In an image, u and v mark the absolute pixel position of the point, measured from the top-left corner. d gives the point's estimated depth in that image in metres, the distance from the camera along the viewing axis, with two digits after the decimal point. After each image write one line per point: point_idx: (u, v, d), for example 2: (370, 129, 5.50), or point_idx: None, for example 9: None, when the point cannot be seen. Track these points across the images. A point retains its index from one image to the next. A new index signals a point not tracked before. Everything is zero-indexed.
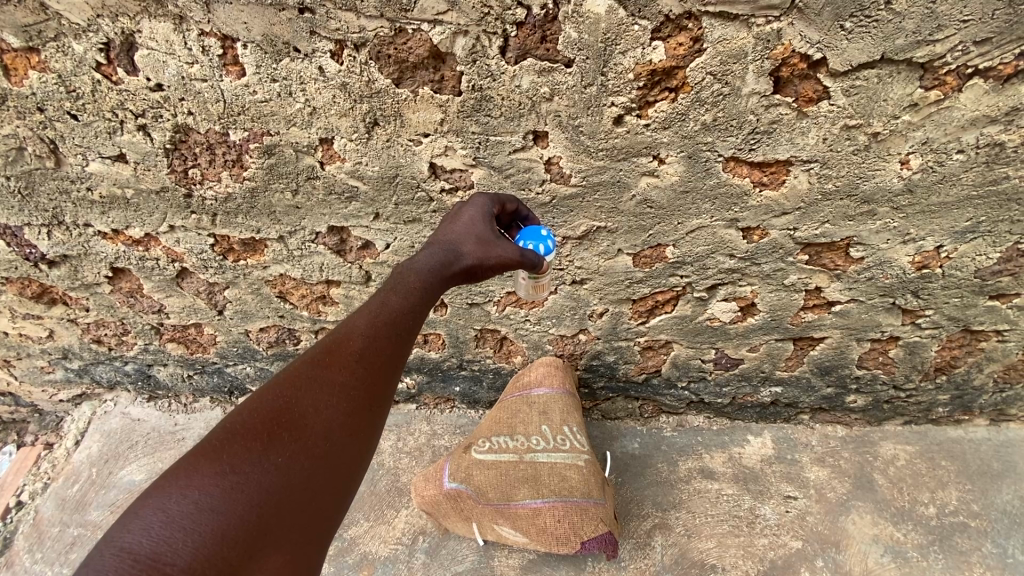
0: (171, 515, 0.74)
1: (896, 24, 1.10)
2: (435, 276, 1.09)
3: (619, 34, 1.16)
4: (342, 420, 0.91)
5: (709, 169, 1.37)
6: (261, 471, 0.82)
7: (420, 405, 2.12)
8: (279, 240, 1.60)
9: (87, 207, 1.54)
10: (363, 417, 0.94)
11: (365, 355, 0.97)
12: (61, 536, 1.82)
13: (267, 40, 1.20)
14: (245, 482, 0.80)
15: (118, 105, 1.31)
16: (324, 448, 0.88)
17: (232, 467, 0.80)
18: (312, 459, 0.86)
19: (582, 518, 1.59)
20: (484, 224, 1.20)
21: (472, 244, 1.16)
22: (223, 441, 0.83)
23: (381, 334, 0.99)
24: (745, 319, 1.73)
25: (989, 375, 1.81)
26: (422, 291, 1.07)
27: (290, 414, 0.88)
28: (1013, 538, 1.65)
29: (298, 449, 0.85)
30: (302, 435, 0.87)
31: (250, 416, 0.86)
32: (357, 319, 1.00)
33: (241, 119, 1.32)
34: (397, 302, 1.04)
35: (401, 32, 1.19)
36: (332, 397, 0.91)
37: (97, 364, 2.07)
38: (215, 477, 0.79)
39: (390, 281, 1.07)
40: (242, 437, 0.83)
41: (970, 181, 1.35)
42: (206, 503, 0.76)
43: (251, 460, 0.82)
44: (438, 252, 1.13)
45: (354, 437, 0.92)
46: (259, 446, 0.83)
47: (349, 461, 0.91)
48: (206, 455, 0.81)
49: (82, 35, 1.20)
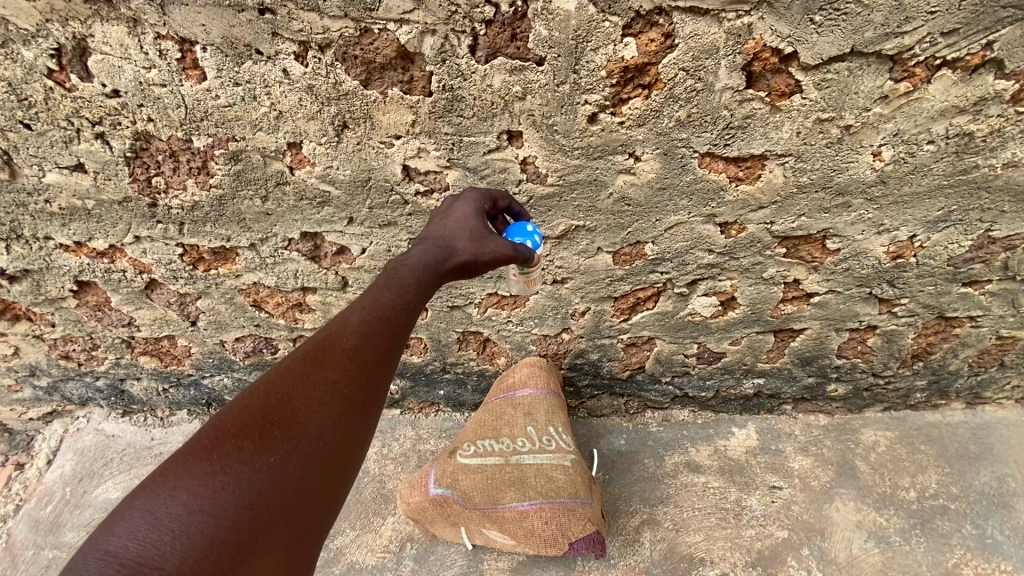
0: (159, 518, 0.71)
1: (863, 16, 1.11)
2: (430, 272, 1.07)
3: (590, 32, 1.14)
4: (338, 419, 0.88)
5: (685, 165, 1.36)
6: (253, 471, 0.79)
7: (404, 410, 2.09)
8: (250, 248, 1.56)
9: (46, 219, 1.48)
10: (360, 415, 0.91)
11: (360, 351, 0.94)
12: (35, 560, 1.75)
13: (227, 43, 1.16)
14: (236, 483, 0.77)
15: (73, 113, 1.26)
16: (318, 446, 0.85)
17: (224, 467, 0.77)
18: (307, 459, 0.83)
19: (568, 519, 1.57)
20: (476, 220, 1.18)
21: (465, 240, 1.14)
22: (213, 440, 0.80)
23: (375, 330, 0.97)
24: (725, 313, 1.74)
25: (964, 360, 1.84)
26: (417, 287, 1.04)
27: (283, 412, 0.85)
28: (992, 519, 1.68)
29: (290, 449, 0.82)
30: (295, 433, 0.84)
31: (242, 414, 0.83)
32: (351, 315, 0.97)
33: (204, 125, 1.28)
34: (392, 296, 1.01)
35: (367, 32, 1.16)
36: (326, 394, 0.88)
37: (67, 381, 2.01)
38: (206, 477, 0.76)
39: (384, 276, 1.05)
40: (233, 436, 0.80)
41: (941, 171, 1.36)
42: (196, 505, 0.73)
43: (244, 459, 0.79)
44: (430, 250, 1.10)
45: (349, 435, 0.89)
46: (251, 446, 0.80)
47: (343, 461, 0.88)
48: (196, 454, 0.78)
49: (31, 41, 1.15)
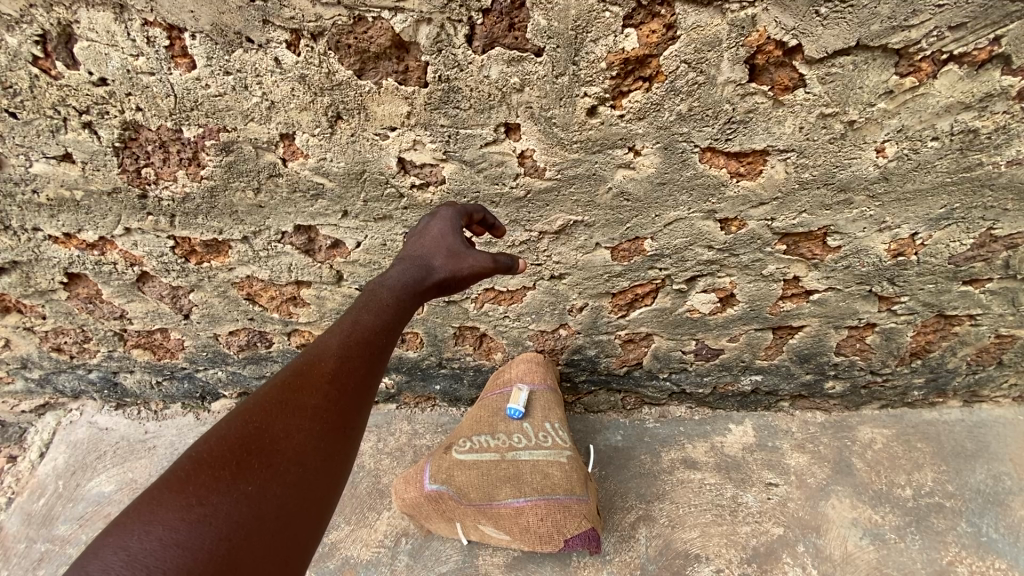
0: (133, 554, 0.68)
1: (870, 9, 1.08)
2: (408, 292, 1.08)
3: (590, 22, 1.12)
4: (319, 443, 0.86)
5: (685, 160, 1.34)
6: (231, 501, 0.75)
7: (400, 404, 2.07)
8: (243, 241, 1.54)
9: (34, 210, 1.45)
10: (341, 438, 0.89)
11: (339, 374, 0.92)
12: (27, 552, 1.72)
13: (216, 30, 1.13)
14: (213, 514, 0.73)
15: (60, 102, 1.23)
16: (298, 473, 0.82)
17: (200, 498, 0.74)
18: (286, 486, 0.80)
19: (564, 516, 1.55)
20: (454, 236, 1.18)
21: (443, 257, 1.15)
22: (189, 472, 0.77)
23: (355, 352, 0.95)
24: (724, 310, 1.72)
25: (962, 359, 1.83)
26: (396, 308, 1.05)
27: (261, 439, 0.82)
28: (987, 516, 1.67)
29: (270, 477, 0.80)
30: (274, 460, 0.81)
31: (218, 445, 0.80)
32: (330, 339, 0.96)
33: (194, 115, 1.26)
34: (370, 318, 1.01)
35: (361, 21, 1.13)
36: (305, 420, 0.86)
37: (59, 373, 1.99)
38: (182, 510, 0.72)
39: (363, 299, 1.05)
40: (209, 467, 0.78)
41: (944, 168, 1.34)
42: (171, 538, 0.70)
43: (221, 489, 0.76)
44: (409, 269, 1.12)
45: (330, 459, 0.87)
46: (228, 476, 0.77)
47: (324, 486, 0.85)
48: (172, 487, 0.75)
49: (15, 27, 1.12)
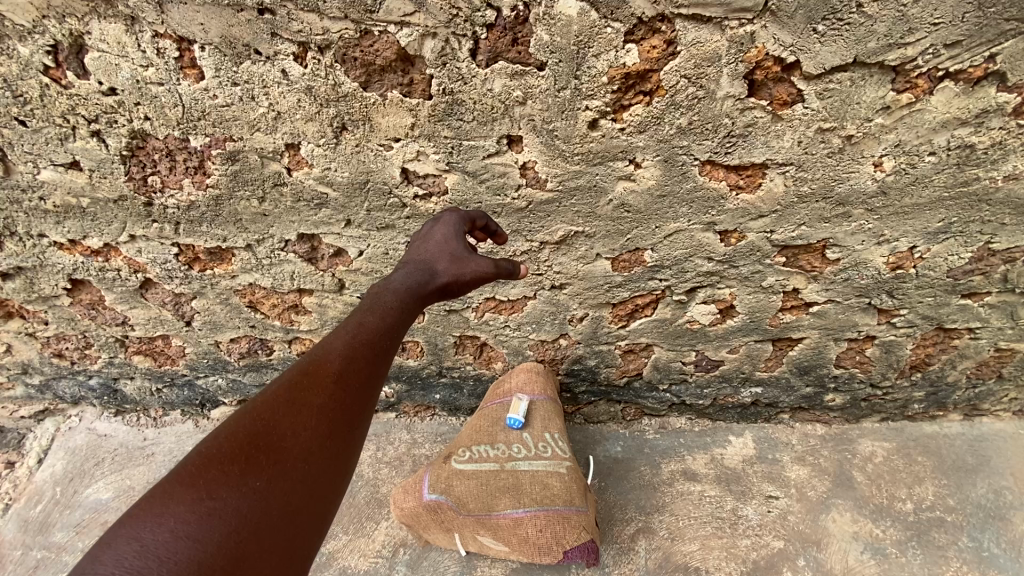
0: (145, 545, 0.67)
1: (867, 27, 1.10)
2: (412, 295, 1.09)
3: (591, 37, 1.14)
4: (324, 441, 0.87)
5: (685, 173, 1.35)
6: (239, 496, 0.76)
7: (399, 413, 2.08)
8: (246, 249, 1.55)
9: (40, 217, 1.47)
10: (345, 438, 0.90)
11: (343, 374, 0.93)
12: (23, 560, 1.71)
13: (225, 42, 1.15)
14: (222, 508, 0.74)
15: (69, 110, 1.25)
16: (303, 470, 0.83)
17: (210, 493, 0.74)
18: (292, 483, 0.81)
19: (563, 527, 1.55)
20: (457, 242, 1.19)
21: (447, 262, 1.16)
22: (198, 467, 0.77)
23: (359, 353, 0.96)
24: (724, 321, 1.73)
25: (962, 372, 1.83)
26: (400, 310, 1.06)
27: (268, 436, 0.83)
28: (989, 531, 1.67)
29: (277, 475, 0.80)
30: (280, 457, 0.82)
31: (227, 441, 0.81)
32: (335, 340, 0.97)
33: (201, 124, 1.27)
34: (375, 321, 1.02)
35: (367, 34, 1.15)
36: (311, 418, 0.87)
37: (59, 379, 1.99)
38: (192, 504, 0.73)
39: (367, 301, 1.06)
40: (218, 462, 0.78)
41: (941, 183, 1.36)
42: (183, 530, 0.70)
43: (229, 484, 0.76)
44: (413, 273, 1.13)
45: (333, 458, 0.87)
46: (236, 470, 0.78)
47: (328, 485, 0.85)
48: (182, 481, 0.75)
49: (27, 37, 1.14)
